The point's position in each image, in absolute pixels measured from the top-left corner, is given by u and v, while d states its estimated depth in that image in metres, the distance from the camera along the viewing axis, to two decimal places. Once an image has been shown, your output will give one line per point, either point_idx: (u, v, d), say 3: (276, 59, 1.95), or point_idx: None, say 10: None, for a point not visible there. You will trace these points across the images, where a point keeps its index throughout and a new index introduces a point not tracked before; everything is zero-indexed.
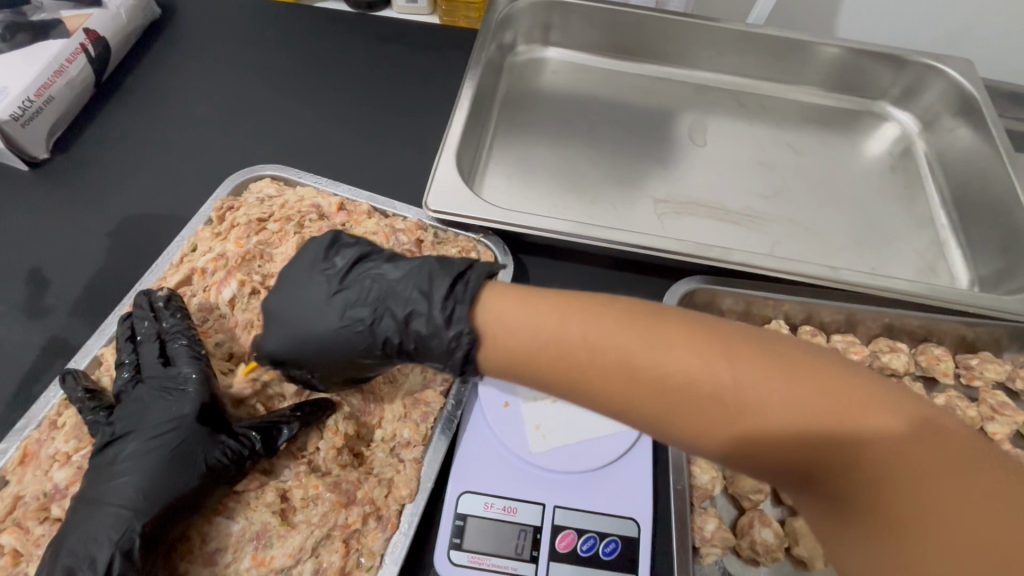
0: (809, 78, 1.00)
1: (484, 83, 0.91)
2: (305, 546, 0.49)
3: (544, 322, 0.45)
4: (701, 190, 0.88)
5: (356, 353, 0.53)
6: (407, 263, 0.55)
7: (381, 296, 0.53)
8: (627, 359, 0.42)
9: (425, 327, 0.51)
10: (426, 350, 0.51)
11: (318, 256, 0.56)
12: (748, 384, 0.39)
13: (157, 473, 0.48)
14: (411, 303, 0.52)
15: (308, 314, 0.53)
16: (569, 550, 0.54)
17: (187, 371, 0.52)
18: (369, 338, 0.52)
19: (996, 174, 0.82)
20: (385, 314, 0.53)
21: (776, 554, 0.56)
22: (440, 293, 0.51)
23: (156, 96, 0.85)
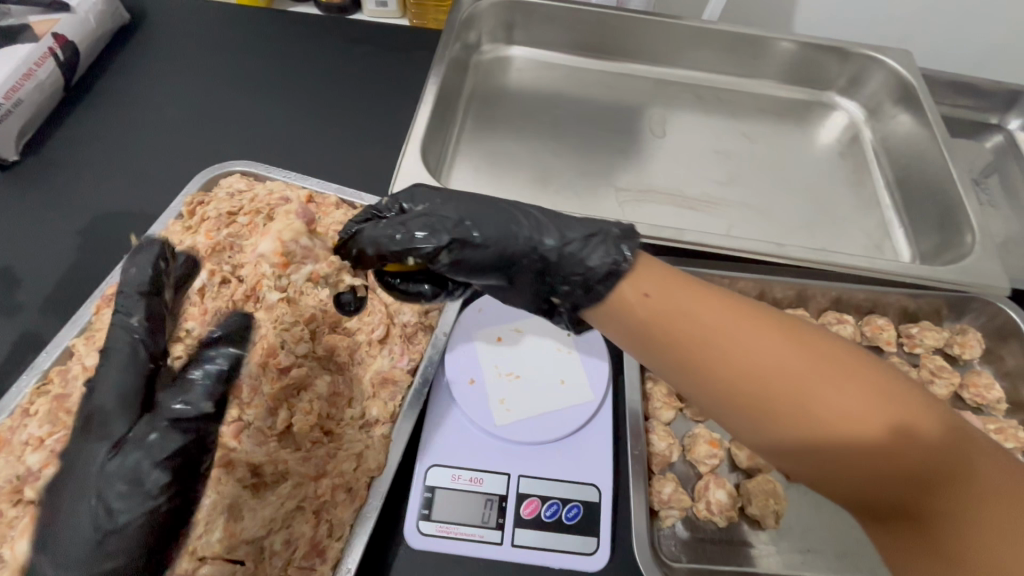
0: (763, 70, 1.05)
1: (450, 81, 0.94)
2: (275, 517, 0.50)
3: (684, 306, 0.45)
4: (662, 178, 0.92)
5: (505, 224, 0.51)
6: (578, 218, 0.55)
7: (541, 218, 0.53)
8: (758, 355, 0.43)
9: (573, 223, 0.52)
10: (571, 236, 0.51)
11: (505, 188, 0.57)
12: (878, 397, 0.40)
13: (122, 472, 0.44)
14: (576, 229, 0.52)
15: (478, 206, 0.53)
16: (534, 516, 0.57)
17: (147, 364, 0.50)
18: (525, 217, 0.52)
19: (931, 157, 0.87)
20: (538, 225, 0.52)
21: (729, 513, 0.59)
22: (607, 232, 0.51)
23: (126, 98, 0.87)
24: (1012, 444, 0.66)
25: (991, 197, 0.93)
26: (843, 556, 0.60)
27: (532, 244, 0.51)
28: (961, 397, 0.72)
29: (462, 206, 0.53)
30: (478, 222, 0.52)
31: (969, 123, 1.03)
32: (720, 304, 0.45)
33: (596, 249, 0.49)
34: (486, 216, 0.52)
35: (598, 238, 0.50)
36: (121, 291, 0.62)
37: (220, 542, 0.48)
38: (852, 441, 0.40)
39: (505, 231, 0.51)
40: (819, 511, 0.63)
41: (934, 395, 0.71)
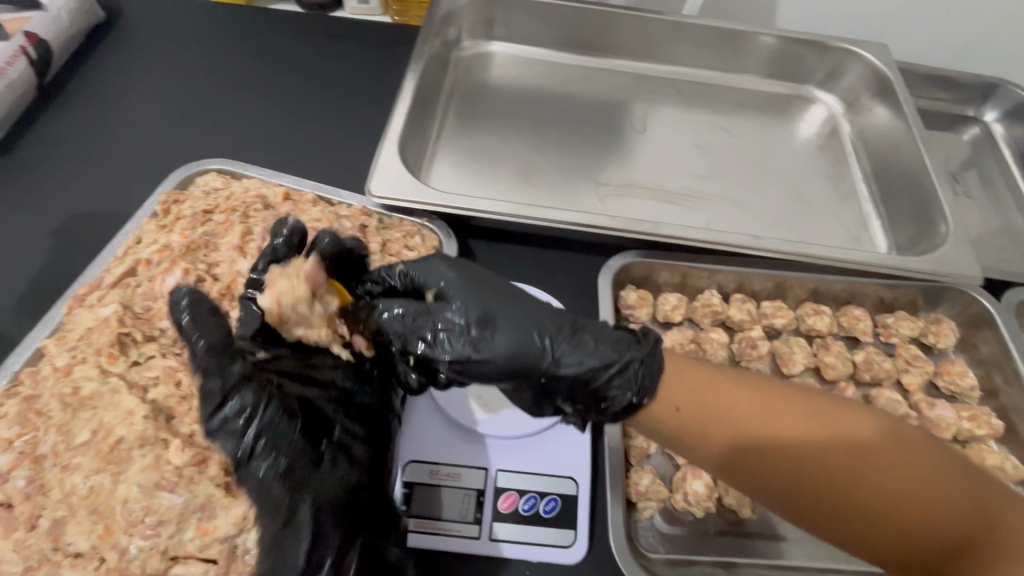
0: (743, 65, 1.05)
1: (430, 78, 0.93)
2: (249, 515, 0.50)
3: (709, 406, 0.48)
4: (642, 173, 0.92)
5: (527, 335, 0.49)
6: (594, 329, 0.52)
7: (558, 333, 0.50)
8: (785, 451, 0.45)
9: (599, 335, 0.51)
10: (595, 358, 0.49)
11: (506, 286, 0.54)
12: (891, 465, 0.44)
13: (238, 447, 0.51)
14: (595, 349, 0.50)
15: (491, 319, 0.50)
16: (511, 510, 0.57)
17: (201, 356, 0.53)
18: (543, 334, 0.50)
19: (908, 149, 0.88)
20: (555, 343, 0.50)
21: (706, 504, 0.60)
22: (628, 360, 0.49)
23: (101, 97, 0.86)
24: (984, 431, 0.68)
25: (967, 189, 0.94)
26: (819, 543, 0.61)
27: (545, 368, 0.49)
28: (935, 386, 0.73)
29: (476, 310, 0.51)
30: (492, 333, 0.50)
31: (947, 116, 1.04)
32: (735, 399, 0.48)
33: (614, 379, 0.49)
34: (500, 335, 0.49)
35: (619, 368, 0.49)
36: (93, 290, 0.61)
37: (193, 542, 0.48)
38: (881, 514, 0.43)
39: (521, 353, 0.49)
40: None
41: (909, 384, 0.72)
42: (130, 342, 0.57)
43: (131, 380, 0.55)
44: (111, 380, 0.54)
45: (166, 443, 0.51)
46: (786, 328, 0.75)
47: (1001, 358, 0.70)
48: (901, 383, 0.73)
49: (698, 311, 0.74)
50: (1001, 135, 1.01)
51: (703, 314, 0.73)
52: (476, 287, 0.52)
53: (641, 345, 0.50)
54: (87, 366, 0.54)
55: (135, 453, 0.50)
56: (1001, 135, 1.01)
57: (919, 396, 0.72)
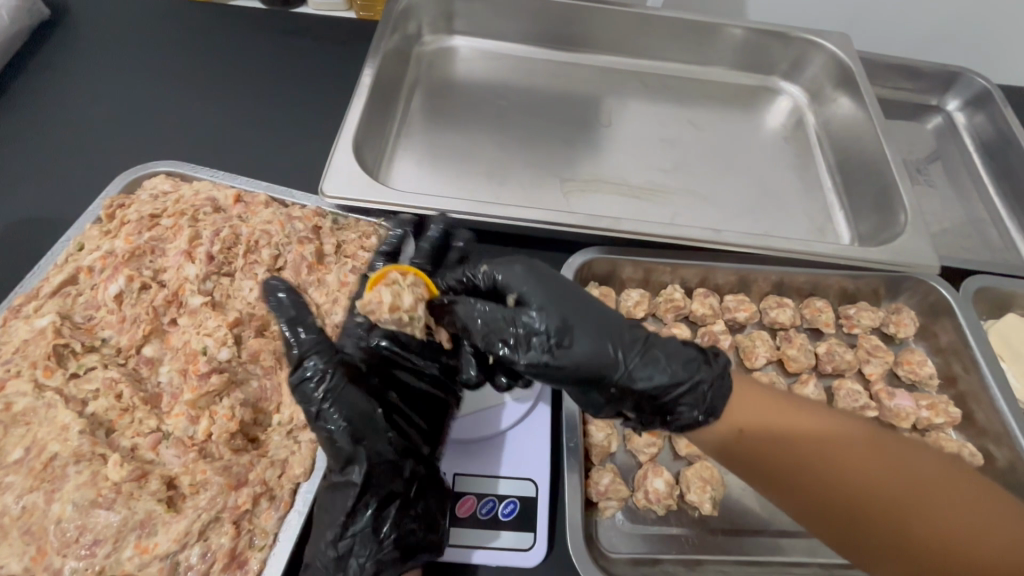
0: (708, 56, 1.05)
1: (389, 74, 0.92)
2: (191, 530, 0.48)
3: (767, 412, 0.49)
4: (608, 167, 0.91)
5: (601, 343, 0.49)
6: (669, 343, 0.51)
7: (635, 340, 0.50)
8: (836, 458, 0.46)
9: (670, 349, 0.50)
10: (665, 371, 0.49)
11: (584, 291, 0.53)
12: (932, 488, 0.46)
13: (347, 437, 0.51)
14: (671, 361, 0.49)
15: (567, 321, 0.49)
16: (469, 514, 0.56)
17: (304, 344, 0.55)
18: (619, 340, 0.49)
19: (869, 139, 0.88)
20: (631, 350, 0.49)
21: (667, 502, 0.59)
22: (702, 378, 0.49)
23: (44, 98, 0.83)
24: (942, 419, 0.68)
25: (930, 179, 0.95)
26: (781, 536, 0.61)
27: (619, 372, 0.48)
28: (897, 376, 0.74)
29: (556, 311, 0.50)
30: (566, 338, 0.49)
31: (910, 106, 1.05)
32: (792, 408, 0.49)
33: (686, 395, 0.48)
34: (575, 338, 0.49)
35: (692, 384, 0.49)
36: (30, 301, 0.59)
37: (131, 560, 0.47)
38: (923, 535, 0.44)
39: (595, 355, 0.49)
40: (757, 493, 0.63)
41: (869, 374, 0.72)
42: (69, 354, 0.55)
43: (69, 394, 0.52)
44: (46, 395, 0.52)
45: (104, 458, 0.49)
46: (749, 322, 0.75)
47: (960, 346, 0.71)
48: (862, 373, 0.73)
49: (660, 306, 0.74)
50: (963, 124, 1.02)
51: (666, 310, 0.73)
52: (556, 286, 0.51)
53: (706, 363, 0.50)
54: (21, 381, 0.52)
55: (70, 470, 0.48)
56: (963, 124, 1.02)
57: (880, 386, 0.72)
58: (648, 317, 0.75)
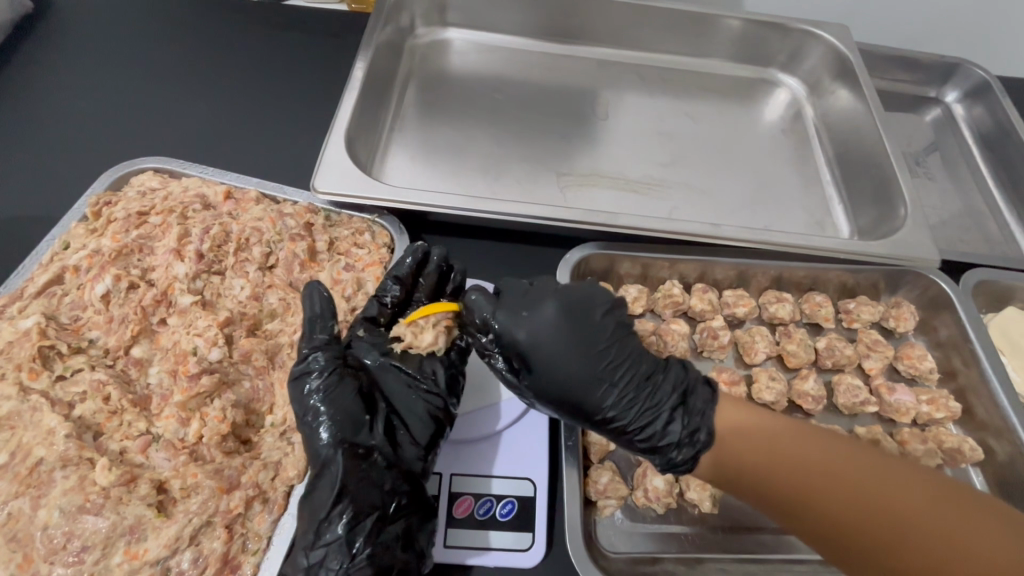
0: (705, 48, 1.04)
1: (382, 67, 0.90)
2: (182, 535, 0.47)
3: (760, 425, 0.49)
4: (605, 161, 0.90)
5: (586, 401, 0.52)
6: (659, 405, 0.51)
7: (623, 399, 0.51)
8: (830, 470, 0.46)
9: (649, 426, 0.51)
10: (642, 434, 0.51)
11: (585, 339, 0.52)
12: (928, 496, 0.45)
13: (331, 440, 0.52)
14: (653, 422, 0.51)
15: (557, 377, 0.52)
16: (466, 515, 0.55)
17: (319, 339, 0.56)
18: (605, 398, 0.51)
19: (868, 131, 0.88)
20: (616, 409, 0.51)
21: (667, 500, 0.58)
22: (675, 448, 0.50)
23: (27, 93, 0.80)
24: (943, 414, 0.68)
25: (929, 171, 0.94)
26: (782, 533, 0.60)
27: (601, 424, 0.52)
28: (896, 370, 0.73)
29: (546, 369, 0.52)
30: (554, 395, 0.52)
31: (909, 98, 1.04)
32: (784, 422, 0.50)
33: (658, 456, 0.51)
34: (563, 393, 0.52)
35: (665, 449, 0.50)
36: (15, 301, 0.58)
37: (121, 566, 0.45)
38: (920, 545, 0.43)
39: (581, 407, 0.52)
40: None
41: (870, 369, 0.72)
42: (55, 355, 0.54)
43: (55, 397, 0.51)
44: (32, 398, 0.50)
45: (91, 463, 0.48)
46: (749, 317, 0.74)
47: (960, 341, 0.70)
48: (862, 367, 0.73)
49: (659, 302, 0.73)
50: (962, 116, 1.01)
51: (665, 306, 0.72)
52: (556, 340, 0.52)
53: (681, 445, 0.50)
54: (5, 384, 0.51)
55: (57, 475, 0.47)
56: (962, 115, 1.01)
57: (880, 381, 0.72)
58: (647, 313, 0.74)
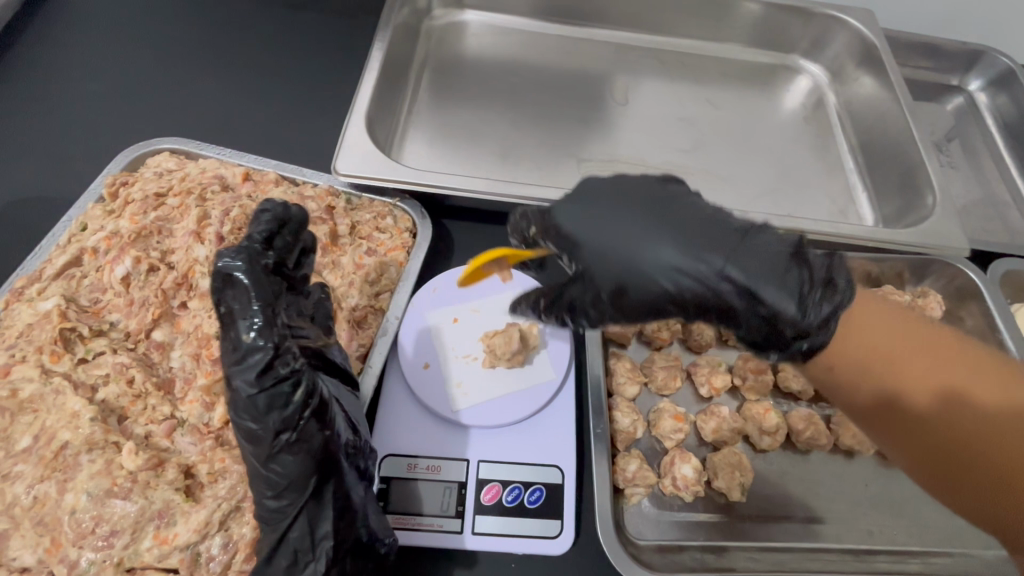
0: (726, 33, 1.02)
1: (399, 49, 0.88)
2: (212, 521, 0.46)
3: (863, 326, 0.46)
4: (625, 147, 0.89)
5: (680, 258, 0.48)
6: (764, 253, 0.47)
7: (722, 250, 0.47)
8: (1005, 432, 0.43)
9: (776, 278, 0.46)
10: (760, 283, 0.46)
11: (655, 203, 0.51)
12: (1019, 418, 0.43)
13: (259, 438, 0.42)
14: (761, 272, 0.47)
15: (634, 239, 0.49)
16: (495, 502, 0.55)
17: (253, 332, 0.42)
18: (700, 252, 0.47)
19: (894, 118, 0.86)
20: (716, 265, 0.47)
21: (696, 488, 0.58)
22: (802, 289, 0.46)
23: (36, 72, 0.79)
24: None
25: (952, 159, 0.93)
26: (809, 522, 0.60)
27: (706, 289, 0.47)
28: None
29: (613, 236, 0.50)
30: (628, 268, 0.49)
31: (931, 86, 1.02)
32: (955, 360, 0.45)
33: (788, 305, 0.46)
34: (647, 259, 0.48)
35: (789, 294, 0.46)
36: (33, 283, 0.56)
37: (150, 552, 0.44)
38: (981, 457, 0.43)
39: (675, 271, 0.48)
40: (783, 481, 0.62)
41: None
42: (76, 338, 0.52)
43: (77, 380, 0.50)
44: (54, 380, 0.49)
45: (118, 446, 0.48)
46: None
47: (986, 330, 0.70)
48: None
49: None
50: (984, 104, 1.00)
51: None
52: (621, 205, 0.51)
53: (809, 292, 0.46)
54: (27, 366, 0.50)
55: (83, 459, 0.46)
56: (985, 104, 1.00)
57: None
58: None
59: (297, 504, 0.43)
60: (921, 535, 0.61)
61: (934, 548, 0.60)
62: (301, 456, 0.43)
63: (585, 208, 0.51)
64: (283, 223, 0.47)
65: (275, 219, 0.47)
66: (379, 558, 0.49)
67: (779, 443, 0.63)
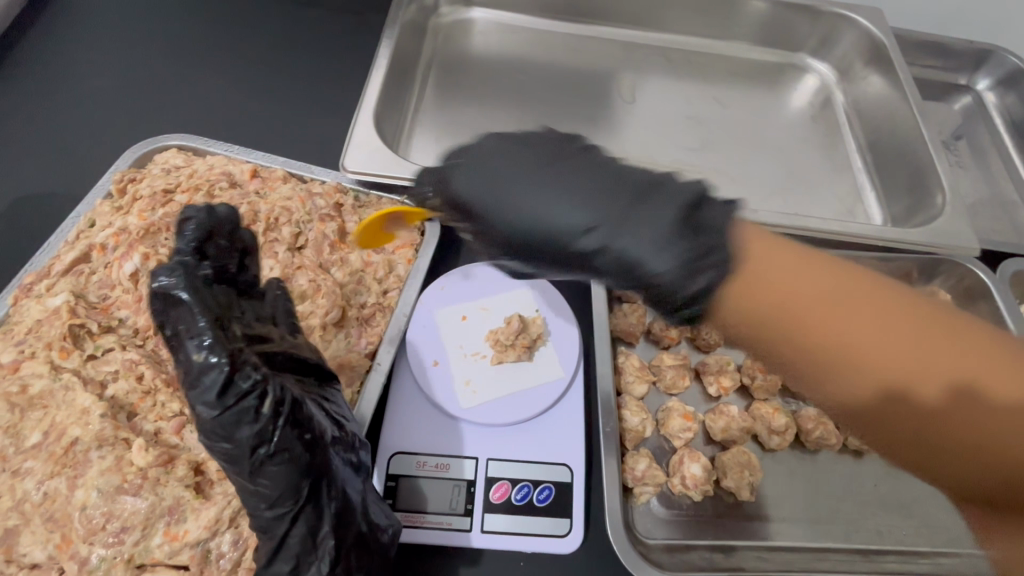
0: (733, 31, 1.01)
1: (407, 46, 0.88)
2: (221, 517, 0.46)
3: (760, 278, 0.42)
4: (633, 146, 0.88)
5: (559, 225, 0.47)
6: (645, 215, 0.45)
7: (601, 217, 0.46)
8: (921, 371, 0.41)
9: (649, 230, 0.45)
10: (642, 249, 0.45)
11: (535, 164, 0.49)
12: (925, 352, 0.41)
13: (237, 455, 0.41)
14: (645, 237, 0.45)
15: (516, 204, 0.48)
16: (503, 500, 0.55)
17: (203, 351, 0.40)
18: (584, 217, 0.47)
19: (903, 117, 0.86)
20: (596, 232, 0.46)
21: (705, 487, 0.57)
22: (686, 257, 0.43)
23: (45, 69, 0.79)
24: None
25: (960, 159, 0.93)
26: (818, 523, 0.60)
27: (586, 256, 0.47)
28: None
29: (495, 205, 0.49)
30: (515, 233, 0.49)
31: (940, 85, 1.02)
32: (860, 295, 0.42)
33: (669, 273, 0.43)
34: (535, 226, 0.48)
35: (674, 264, 0.43)
36: (42, 278, 0.56)
37: (161, 548, 0.45)
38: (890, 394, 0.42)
39: (560, 239, 0.48)
40: (791, 481, 0.62)
41: None
42: (85, 334, 0.52)
43: (87, 375, 0.50)
44: (63, 376, 0.49)
45: (127, 443, 0.47)
46: None
47: None
48: None
49: None
50: (993, 104, 0.99)
51: None
52: (504, 170, 0.50)
53: (700, 258, 0.43)
54: (36, 362, 0.50)
55: (93, 455, 0.46)
56: (993, 104, 0.99)
57: None
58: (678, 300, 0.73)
59: (291, 514, 0.43)
60: (930, 535, 0.61)
61: (944, 549, 0.60)
62: (285, 466, 0.42)
63: (469, 170, 0.50)
64: (209, 230, 0.45)
65: (201, 228, 0.45)
66: (384, 554, 0.49)
67: (788, 443, 0.63)
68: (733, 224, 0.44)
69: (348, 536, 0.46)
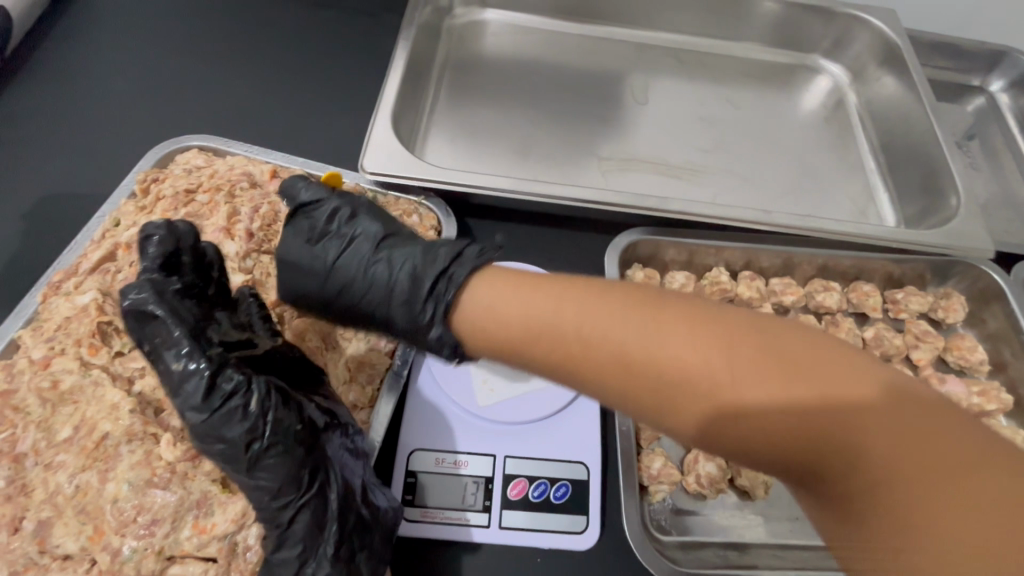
0: (745, 32, 1.02)
1: (422, 48, 0.89)
2: (248, 511, 0.47)
3: (523, 303, 0.42)
4: (645, 147, 0.89)
5: (338, 292, 0.50)
6: (403, 273, 0.49)
7: (369, 282, 0.50)
8: (722, 384, 0.37)
9: (396, 291, 0.49)
10: (404, 312, 0.48)
11: (312, 237, 0.52)
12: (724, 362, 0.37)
13: (233, 451, 0.44)
14: (400, 297, 0.48)
15: (301, 281, 0.51)
16: (521, 497, 0.55)
17: (182, 360, 0.44)
18: (359, 283, 0.50)
19: (917, 119, 0.86)
20: (356, 297, 0.50)
21: (719, 485, 0.59)
22: (432, 307, 0.47)
23: (68, 70, 0.80)
24: (994, 406, 0.68)
25: (973, 160, 0.93)
26: None
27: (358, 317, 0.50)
28: (944, 360, 0.73)
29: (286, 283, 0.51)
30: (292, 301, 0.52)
31: (953, 85, 1.01)
32: (643, 312, 0.40)
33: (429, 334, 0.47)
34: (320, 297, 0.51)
35: (429, 320, 0.47)
36: (70, 277, 0.58)
37: (190, 540, 0.46)
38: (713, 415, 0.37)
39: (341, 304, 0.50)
40: None
41: (918, 360, 0.72)
42: (113, 331, 0.53)
43: (115, 372, 0.51)
44: (93, 372, 0.50)
45: (156, 438, 0.49)
46: (796, 305, 0.73)
47: (1009, 332, 0.70)
48: (910, 358, 0.73)
49: (706, 290, 0.72)
50: (1006, 105, 0.99)
51: (712, 293, 0.72)
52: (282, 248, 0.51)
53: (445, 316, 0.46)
54: (66, 358, 0.51)
55: (123, 449, 0.47)
56: (1007, 105, 0.99)
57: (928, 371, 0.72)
58: None
59: (291, 502, 0.45)
60: None
61: None
62: (285, 457, 0.45)
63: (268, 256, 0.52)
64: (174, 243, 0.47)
65: (164, 244, 0.46)
66: (387, 538, 0.49)
67: None
68: (474, 278, 0.46)
69: (349, 521, 0.47)
